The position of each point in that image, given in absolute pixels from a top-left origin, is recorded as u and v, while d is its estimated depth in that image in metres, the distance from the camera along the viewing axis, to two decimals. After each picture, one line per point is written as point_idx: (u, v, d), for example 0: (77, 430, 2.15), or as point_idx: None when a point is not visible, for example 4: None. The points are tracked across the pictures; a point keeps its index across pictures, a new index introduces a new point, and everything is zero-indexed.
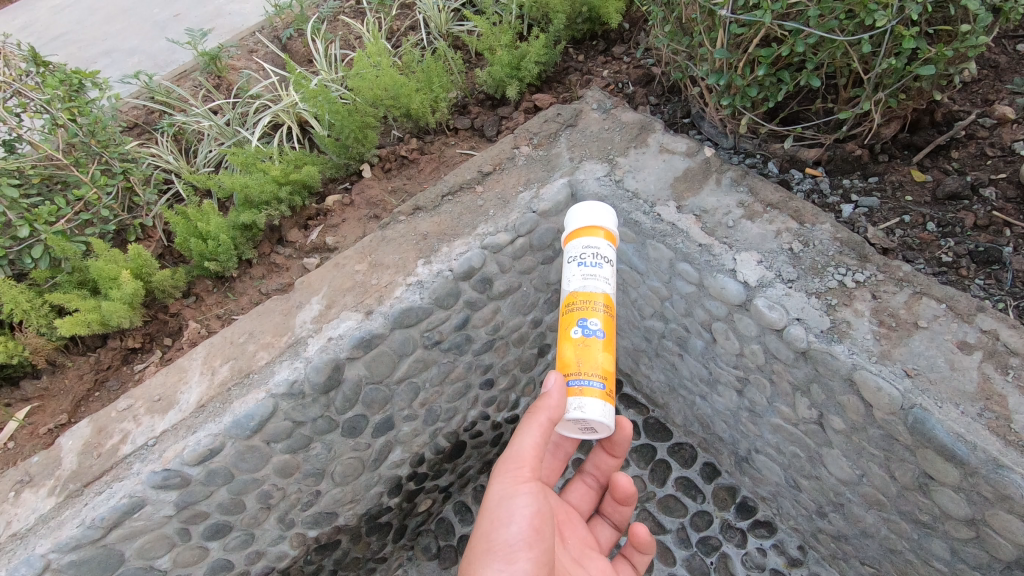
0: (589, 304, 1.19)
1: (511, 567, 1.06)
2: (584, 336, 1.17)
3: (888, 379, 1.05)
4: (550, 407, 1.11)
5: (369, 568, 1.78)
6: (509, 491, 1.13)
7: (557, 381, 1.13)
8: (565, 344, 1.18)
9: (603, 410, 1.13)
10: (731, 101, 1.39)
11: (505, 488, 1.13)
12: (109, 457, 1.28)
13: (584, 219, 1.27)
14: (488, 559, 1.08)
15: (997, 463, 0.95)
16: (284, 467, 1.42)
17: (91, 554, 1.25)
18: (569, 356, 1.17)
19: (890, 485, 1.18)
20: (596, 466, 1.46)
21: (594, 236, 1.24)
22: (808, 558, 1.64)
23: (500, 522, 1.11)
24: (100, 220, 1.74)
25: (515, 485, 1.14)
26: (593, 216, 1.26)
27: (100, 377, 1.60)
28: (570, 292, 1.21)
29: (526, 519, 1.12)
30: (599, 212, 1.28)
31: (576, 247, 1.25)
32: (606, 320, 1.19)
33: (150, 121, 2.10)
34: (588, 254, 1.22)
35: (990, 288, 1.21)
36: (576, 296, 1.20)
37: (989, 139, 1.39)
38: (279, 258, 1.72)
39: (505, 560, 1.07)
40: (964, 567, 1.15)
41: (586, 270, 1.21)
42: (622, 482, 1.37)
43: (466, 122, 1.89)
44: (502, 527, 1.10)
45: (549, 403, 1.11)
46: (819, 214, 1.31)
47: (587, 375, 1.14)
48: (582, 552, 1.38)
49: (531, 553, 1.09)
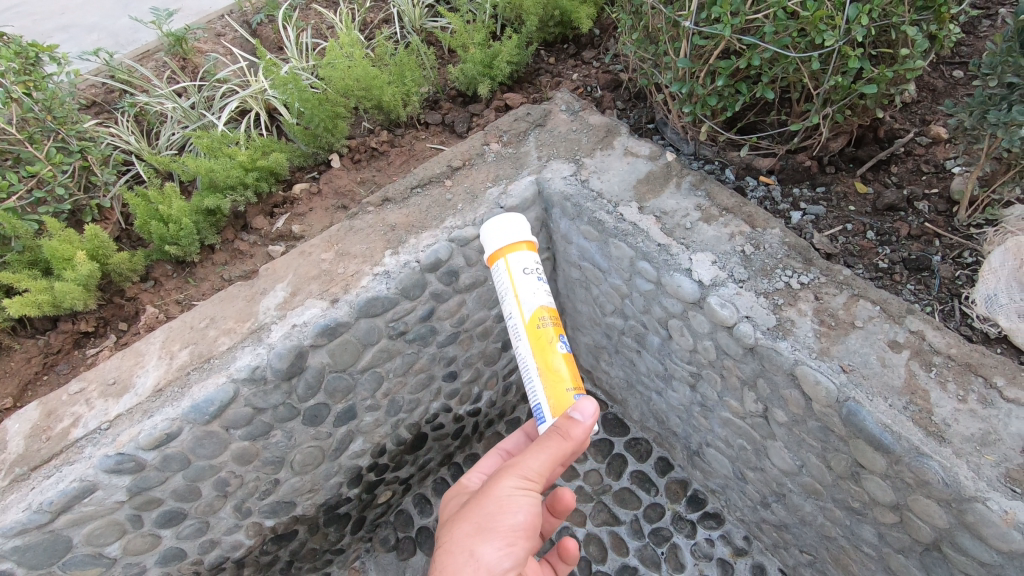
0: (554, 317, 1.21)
1: (508, 552, 1.06)
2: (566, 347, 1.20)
3: (826, 373, 1.13)
4: (577, 436, 1.08)
5: (325, 559, 1.78)
6: (520, 485, 1.09)
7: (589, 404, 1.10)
8: (555, 357, 1.17)
9: None
10: (693, 109, 1.46)
11: (517, 482, 1.09)
12: (59, 441, 1.26)
13: (506, 231, 1.23)
14: (485, 539, 1.06)
15: (918, 451, 1.03)
16: (243, 454, 1.41)
17: (37, 540, 1.21)
18: (564, 370, 1.17)
19: (826, 475, 1.26)
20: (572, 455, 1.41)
21: (530, 249, 1.24)
22: (752, 547, 1.72)
23: (507, 510, 1.08)
24: (55, 199, 1.69)
25: (532, 481, 1.10)
26: (516, 227, 1.24)
27: (50, 361, 1.56)
28: (544, 305, 1.20)
29: (532, 514, 1.10)
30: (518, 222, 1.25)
31: (523, 261, 1.23)
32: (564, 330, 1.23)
33: (109, 100, 2.04)
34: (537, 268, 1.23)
35: (920, 293, 1.30)
36: (543, 310, 1.20)
37: (925, 156, 1.50)
38: (243, 245, 1.70)
39: (502, 544, 1.06)
40: (890, 551, 1.24)
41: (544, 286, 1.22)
42: (565, 495, 1.28)
43: (437, 118, 1.91)
44: (510, 516, 1.07)
45: (579, 424, 1.08)
46: (770, 219, 1.39)
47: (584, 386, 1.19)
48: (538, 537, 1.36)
49: (527, 544, 1.10)
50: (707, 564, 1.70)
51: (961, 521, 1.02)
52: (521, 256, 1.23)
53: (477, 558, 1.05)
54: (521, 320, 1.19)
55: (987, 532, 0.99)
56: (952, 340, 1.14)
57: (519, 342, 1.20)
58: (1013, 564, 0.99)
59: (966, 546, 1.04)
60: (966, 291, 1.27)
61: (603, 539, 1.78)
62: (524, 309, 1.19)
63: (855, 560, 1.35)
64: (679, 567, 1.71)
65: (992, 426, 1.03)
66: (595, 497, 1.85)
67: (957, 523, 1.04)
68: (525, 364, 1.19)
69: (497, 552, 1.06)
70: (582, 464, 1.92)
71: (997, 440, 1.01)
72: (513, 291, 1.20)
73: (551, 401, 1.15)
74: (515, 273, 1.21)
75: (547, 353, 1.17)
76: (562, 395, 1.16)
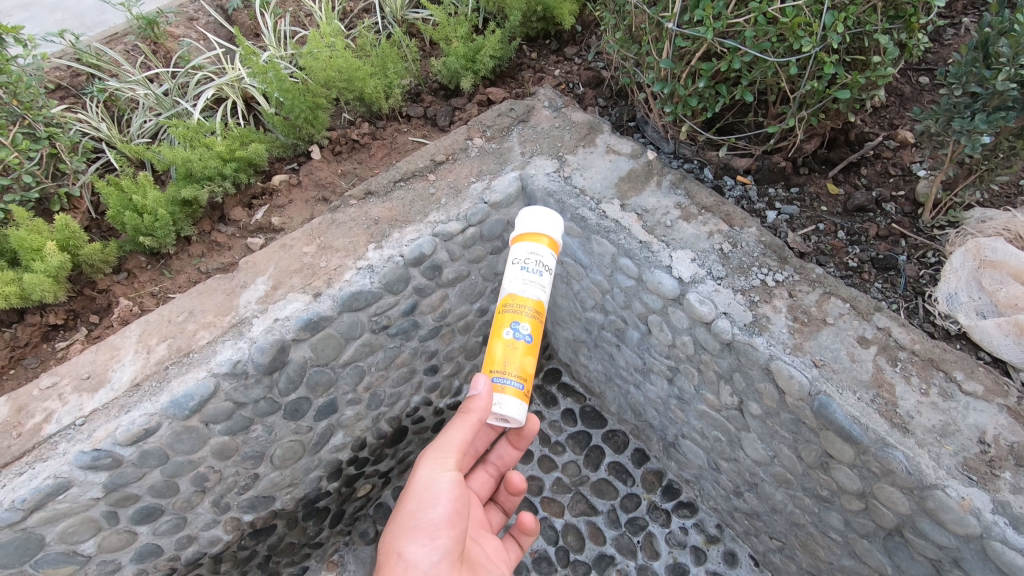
0: (521, 308, 1.23)
1: (433, 545, 1.14)
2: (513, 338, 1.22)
3: (799, 368, 1.18)
4: (478, 408, 1.16)
5: (304, 553, 1.77)
6: (435, 478, 1.18)
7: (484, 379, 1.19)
8: (495, 342, 1.23)
9: (518, 408, 1.20)
10: (674, 109, 1.49)
11: (431, 476, 1.18)
12: (31, 437, 1.22)
13: (538, 222, 1.28)
14: (411, 535, 1.15)
15: (884, 442, 1.08)
16: (222, 449, 1.39)
17: (9, 538, 1.18)
18: (495, 354, 1.22)
19: (797, 465, 1.31)
20: (500, 456, 1.49)
21: (541, 243, 1.26)
22: (724, 535, 1.78)
23: (425, 505, 1.16)
24: (21, 187, 1.63)
25: (443, 472, 1.19)
26: (545, 222, 1.28)
27: (16, 355, 1.51)
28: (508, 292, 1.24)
29: (451, 503, 1.18)
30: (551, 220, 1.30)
31: (517, 252, 1.26)
32: (534, 324, 1.24)
33: (76, 84, 1.96)
34: (531, 261, 1.25)
35: (886, 292, 1.36)
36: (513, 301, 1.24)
37: (893, 159, 1.56)
38: (220, 237, 1.67)
39: (427, 537, 1.15)
40: (855, 537, 1.30)
41: (523, 277, 1.24)
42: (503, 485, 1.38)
43: (419, 111, 1.90)
44: (428, 509, 1.16)
45: (478, 404, 1.17)
46: (747, 218, 1.43)
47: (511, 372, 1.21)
48: (479, 532, 1.45)
49: (453, 532, 1.17)
50: (681, 551, 1.76)
51: (922, 507, 1.08)
52: (522, 246, 1.27)
53: (405, 556, 1.13)
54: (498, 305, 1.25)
55: (945, 517, 1.05)
56: (916, 336, 1.19)
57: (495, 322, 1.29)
58: (968, 547, 1.05)
59: (926, 531, 1.10)
60: (929, 290, 1.33)
61: (581, 529, 1.82)
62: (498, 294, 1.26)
63: (822, 546, 1.41)
64: (654, 554, 1.76)
65: (951, 418, 1.09)
66: (573, 487, 1.89)
67: (918, 509, 1.10)
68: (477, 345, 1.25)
69: (422, 547, 1.14)
70: (560, 455, 1.95)
71: (956, 431, 1.08)
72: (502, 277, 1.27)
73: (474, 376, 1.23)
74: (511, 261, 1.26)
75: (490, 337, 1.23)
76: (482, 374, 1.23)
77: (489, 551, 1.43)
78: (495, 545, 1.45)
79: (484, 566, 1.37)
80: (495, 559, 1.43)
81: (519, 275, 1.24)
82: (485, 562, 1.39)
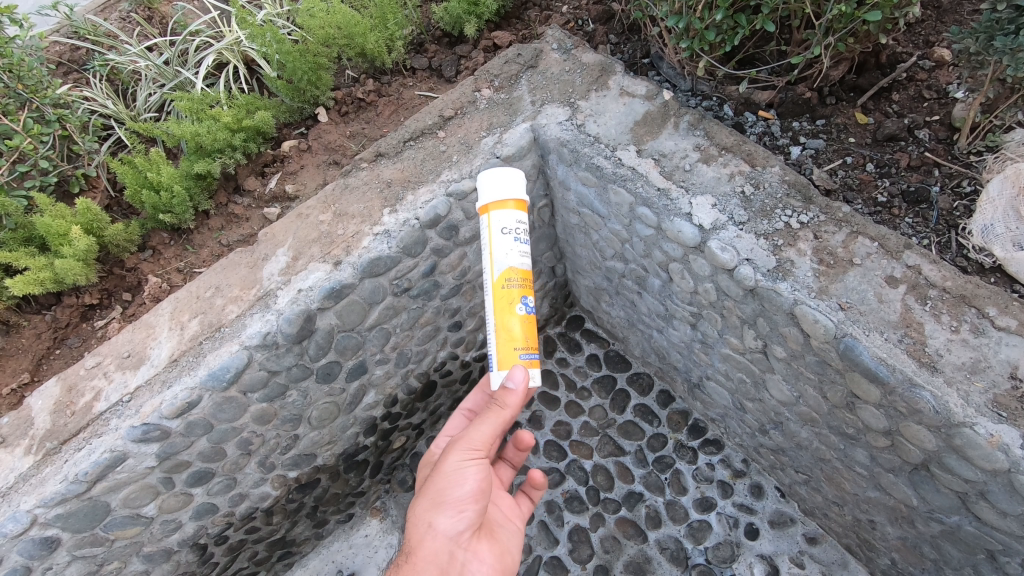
0: (520, 279, 1.31)
1: (460, 517, 1.22)
2: (526, 310, 1.31)
3: (824, 312, 1.16)
4: (512, 403, 1.25)
5: (348, 502, 1.88)
6: (465, 460, 1.25)
7: (522, 371, 1.25)
8: (511, 319, 1.29)
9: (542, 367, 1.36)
10: (690, 44, 1.41)
11: (464, 455, 1.25)
12: (84, 414, 1.30)
13: (494, 189, 1.31)
14: (441, 509, 1.22)
15: (911, 383, 1.08)
16: (262, 415, 1.46)
17: (78, 507, 1.28)
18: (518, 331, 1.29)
19: (822, 405, 1.32)
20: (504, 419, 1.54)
21: (503, 210, 1.31)
22: (750, 469, 1.83)
23: (454, 483, 1.23)
24: (40, 172, 1.66)
25: (474, 453, 1.26)
26: (501, 185, 1.30)
27: (59, 336, 1.58)
28: (505, 269, 1.30)
29: (478, 481, 1.25)
30: (511, 179, 1.31)
31: (504, 220, 1.31)
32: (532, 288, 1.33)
33: (76, 60, 1.92)
34: (518, 229, 1.31)
35: (918, 226, 1.31)
36: (513, 270, 1.30)
37: (927, 81, 1.46)
38: (237, 209, 1.68)
39: (454, 511, 1.23)
40: (880, 470, 1.31)
41: (520, 247, 1.31)
42: (526, 437, 1.46)
43: (423, 62, 1.83)
44: (456, 486, 1.23)
45: (512, 399, 1.25)
46: (770, 157, 1.38)
47: (530, 345, 1.31)
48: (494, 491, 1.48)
49: (478, 506, 1.25)
50: (708, 486, 1.82)
51: (949, 444, 1.09)
52: (502, 215, 1.30)
53: (433, 527, 1.20)
54: (490, 279, 1.31)
55: (972, 454, 1.05)
56: (948, 273, 1.16)
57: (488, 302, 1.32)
58: (995, 480, 1.06)
59: (953, 466, 1.11)
60: (963, 222, 1.28)
61: (610, 469, 1.89)
62: (493, 268, 1.30)
63: (848, 479, 1.44)
64: (682, 490, 1.83)
65: (982, 354, 1.07)
66: (600, 431, 1.94)
67: (945, 446, 1.10)
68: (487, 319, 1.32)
69: (449, 519, 1.22)
70: (586, 401, 1.99)
71: (987, 368, 1.06)
72: (490, 246, 1.31)
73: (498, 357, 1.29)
74: (493, 231, 1.31)
75: (504, 315, 1.29)
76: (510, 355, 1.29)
77: (506, 510, 1.46)
78: (510, 503, 1.48)
79: (503, 526, 1.42)
80: (511, 517, 1.46)
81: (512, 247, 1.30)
82: (501, 521, 1.42)
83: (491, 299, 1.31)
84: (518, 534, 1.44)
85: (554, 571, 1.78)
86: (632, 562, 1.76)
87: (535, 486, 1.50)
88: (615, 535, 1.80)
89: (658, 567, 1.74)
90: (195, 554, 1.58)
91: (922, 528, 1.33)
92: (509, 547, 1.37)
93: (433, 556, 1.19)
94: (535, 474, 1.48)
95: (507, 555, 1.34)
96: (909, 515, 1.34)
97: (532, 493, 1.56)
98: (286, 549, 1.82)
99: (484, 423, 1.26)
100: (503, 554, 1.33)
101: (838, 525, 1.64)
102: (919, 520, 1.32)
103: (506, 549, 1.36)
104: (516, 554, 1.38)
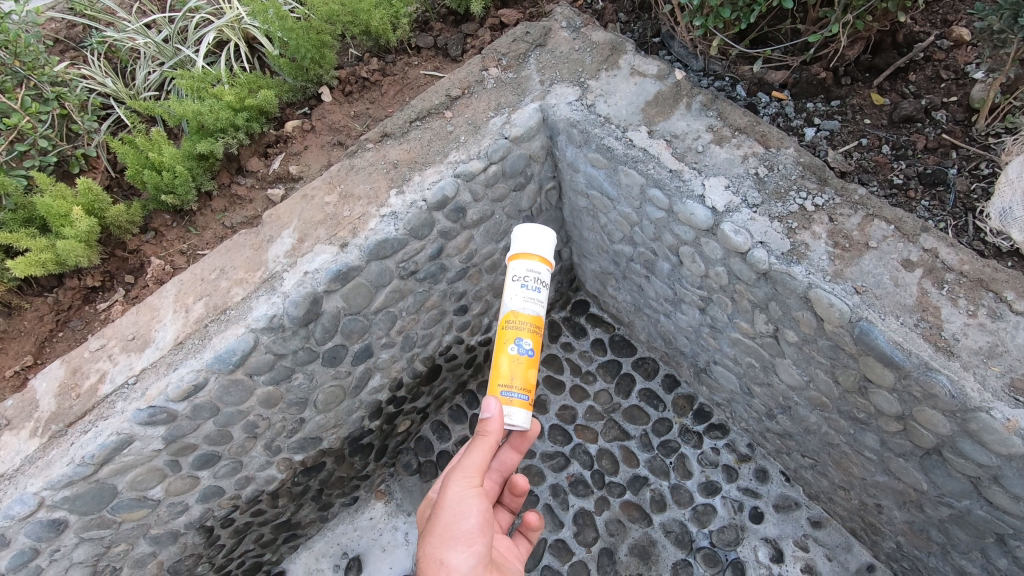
0: (519, 324, 1.29)
1: (471, 551, 1.17)
2: (517, 353, 1.29)
3: (839, 296, 1.14)
4: (494, 429, 1.26)
5: (354, 485, 1.87)
6: (466, 489, 1.23)
7: (496, 401, 1.27)
8: (503, 357, 1.29)
9: (524, 417, 1.30)
10: (704, 21, 1.38)
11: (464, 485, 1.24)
12: (89, 397, 1.29)
13: (528, 239, 1.31)
14: (450, 544, 1.17)
15: (927, 367, 1.07)
16: (268, 398, 1.45)
17: (84, 490, 1.28)
18: (507, 369, 1.29)
19: (833, 389, 1.31)
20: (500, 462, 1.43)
21: (530, 261, 1.31)
22: (755, 454, 1.82)
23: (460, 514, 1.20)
24: (39, 152, 1.63)
25: (471, 486, 1.24)
26: (536, 240, 1.31)
27: (62, 318, 1.56)
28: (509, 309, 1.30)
29: (482, 513, 1.21)
30: (543, 236, 1.32)
31: (533, 267, 1.30)
32: (537, 339, 1.31)
33: (73, 37, 1.88)
34: (531, 278, 1.30)
35: (934, 209, 1.29)
36: (526, 316, 1.29)
37: (945, 61, 1.43)
38: (241, 190, 1.65)
39: (465, 547, 1.18)
40: (890, 455, 1.31)
41: (536, 296, 1.30)
42: (520, 481, 1.40)
43: (429, 40, 1.80)
44: (461, 519, 1.20)
45: (490, 427, 1.26)
46: (784, 138, 1.35)
47: (516, 386, 1.29)
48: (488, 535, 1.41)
49: (487, 538, 1.20)
50: (713, 470, 1.82)
51: (964, 428, 1.08)
52: (519, 264, 1.31)
53: (445, 564, 1.15)
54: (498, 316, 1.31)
55: (988, 438, 1.05)
56: (965, 257, 1.14)
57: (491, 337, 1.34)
58: (1010, 465, 1.06)
59: (967, 450, 1.11)
60: (981, 205, 1.26)
61: (615, 453, 1.89)
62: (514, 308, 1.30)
63: (856, 464, 1.44)
64: (687, 474, 1.83)
65: (1000, 339, 1.06)
66: (605, 415, 1.94)
67: (959, 431, 1.09)
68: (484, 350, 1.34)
69: (462, 555, 1.16)
70: (592, 385, 1.98)
71: (1004, 352, 1.05)
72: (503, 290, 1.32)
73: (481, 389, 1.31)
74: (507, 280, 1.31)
75: (496, 352, 1.30)
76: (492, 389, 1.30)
77: (505, 550, 1.40)
78: (508, 543, 1.42)
79: (507, 566, 1.35)
80: (510, 557, 1.39)
81: (519, 294, 1.30)
82: (505, 562, 1.35)
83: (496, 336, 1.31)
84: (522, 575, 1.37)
85: (559, 553, 1.79)
86: (637, 545, 1.77)
87: (534, 528, 1.42)
88: (620, 519, 1.80)
89: (663, 550, 1.75)
90: (202, 537, 1.57)
91: (931, 513, 1.33)
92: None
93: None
94: (531, 516, 1.40)
95: None
96: (918, 500, 1.34)
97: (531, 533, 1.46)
98: (291, 531, 1.81)
99: (478, 449, 1.25)
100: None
101: (844, 509, 1.64)
102: (928, 504, 1.32)
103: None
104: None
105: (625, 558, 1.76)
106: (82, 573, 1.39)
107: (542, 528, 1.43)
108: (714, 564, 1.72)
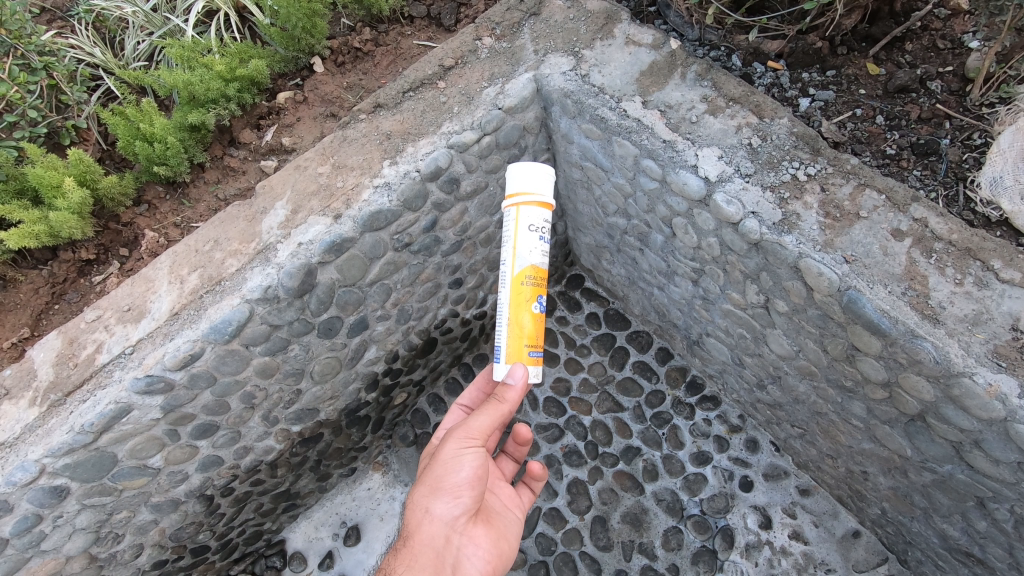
0: (535, 280, 1.33)
1: (455, 503, 1.26)
2: (539, 310, 1.34)
3: (829, 265, 1.16)
4: (512, 398, 1.29)
5: (351, 456, 1.90)
6: (462, 447, 1.27)
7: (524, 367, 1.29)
8: (525, 315, 1.31)
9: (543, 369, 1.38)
10: None
11: (461, 441, 1.28)
12: (87, 367, 1.30)
13: (534, 185, 1.30)
14: (437, 494, 1.26)
15: (913, 334, 1.08)
16: (265, 369, 1.46)
17: (85, 457, 1.30)
18: (528, 327, 1.32)
19: (822, 357, 1.33)
20: None
21: (544, 209, 1.32)
22: (746, 425, 1.85)
23: (451, 469, 1.26)
24: (28, 123, 1.62)
25: (466, 444, 1.28)
26: (542, 184, 1.31)
27: (57, 291, 1.57)
28: (527, 266, 1.31)
29: (473, 470, 1.27)
30: (543, 176, 1.31)
31: (533, 217, 1.31)
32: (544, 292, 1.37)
33: (59, 6, 1.83)
34: (545, 228, 1.33)
35: (925, 179, 1.30)
36: (531, 269, 1.32)
37: (942, 30, 1.41)
38: (233, 162, 1.64)
39: (451, 497, 1.26)
40: (876, 422, 1.34)
41: (542, 246, 1.32)
42: (523, 431, 1.49)
43: (422, 10, 1.77)
44: (450, 474, 1.26)
45: (511, 395, 1.28)
46: (778, 108, 1.35)
47: (538, 345, 1.34)
48: (494, 482, 1.50)
49: (474, 492, 1.27)
50: (704, 440, 1.85)
51: (947, 394, 1.10)
52: (532, 211, 1.31)
53: (430, 512, 1.25)
54: (510, 272, 1.31)
55: (970, 403, 1.07)
56: (954, 226, 1.16)
57: (504, 294, 1.32)
58: (991, 429, 1.08)
59: (950, 416, 1.13)
60: (972, 174, 1.26)
61: (608, 425, 1.92)
62: (516, 263, 1.31)
63: (843, 432, 1.46)
64: (678, 444, 1.86)
65: (985, 306, 1.08)
66: (599, 387, 1.96)
67: (943, 397, 1.12)
68: (500, 312, 1.33)
69: (445, 505, 1.25)
70: (586, 358, 2.00)
71: (989, 320, 1.07)
72: (514, 240, 1.31)
73: (509, 350, 1.31)
74: (520, 226, 1.30)
75: (519, 310, 1.30)
76: (519, 350, 1.31)
77: (505, 498, 1.48)
78: (510, 493, 1.50)
79: (503, 514, 1.44)
80: (510, 506, 1.47)
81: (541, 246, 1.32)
82: (502, 510, 1.45)
83: (507, 294, 1.32)
84: (518, 523, 1.47)
85: (553, 521, 1.84)
86: (629, 513, 1.81)
87: (536, 477, 1.51)
88: (613, 487, 1.85)
89: (654, 517, 1.80)
90: (202, 505, 1.60)
91: (914, 478, 1.36)
92: (506, 533, 1.40)
93: (430, 539, 1.24)
94: (534, 466, 1.49)
95: (504, 541, 1.37)
96: (903, 466, 1.37)
97: (533, 483, 1.56)
98: (291, 500, 1.85)
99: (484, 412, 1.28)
100: (499, 539, 1.36)
101: (831, 477, 1.68)
102: (911, 470, 1.35)
103: (504, 535, 1.39)
104: (513, 540, 1.41)
105: (618, 525, 1.81)
106: (85, 538, 1.42)
107: (543, 478, 1.52)
108: (704, 531, 1.77)
